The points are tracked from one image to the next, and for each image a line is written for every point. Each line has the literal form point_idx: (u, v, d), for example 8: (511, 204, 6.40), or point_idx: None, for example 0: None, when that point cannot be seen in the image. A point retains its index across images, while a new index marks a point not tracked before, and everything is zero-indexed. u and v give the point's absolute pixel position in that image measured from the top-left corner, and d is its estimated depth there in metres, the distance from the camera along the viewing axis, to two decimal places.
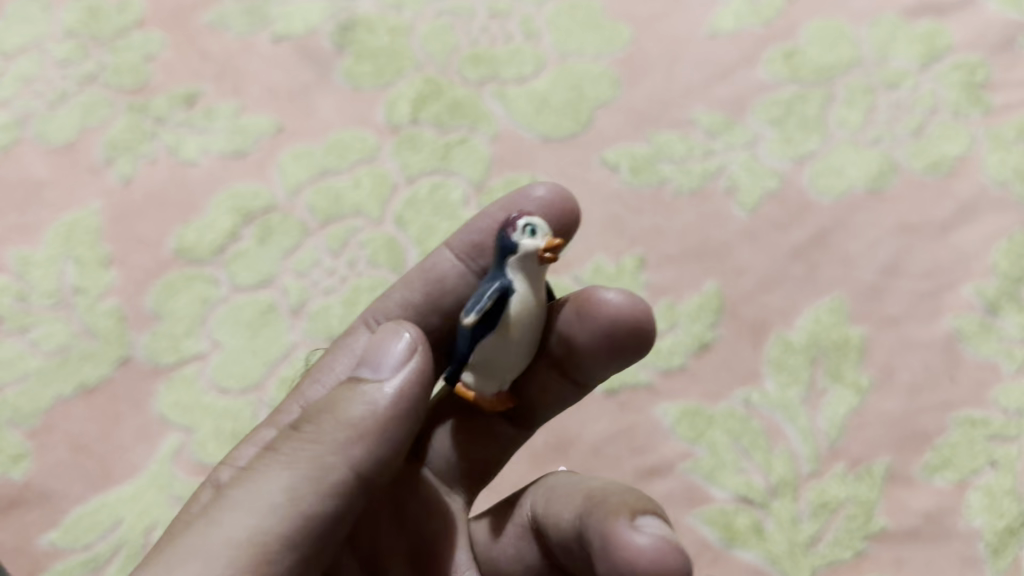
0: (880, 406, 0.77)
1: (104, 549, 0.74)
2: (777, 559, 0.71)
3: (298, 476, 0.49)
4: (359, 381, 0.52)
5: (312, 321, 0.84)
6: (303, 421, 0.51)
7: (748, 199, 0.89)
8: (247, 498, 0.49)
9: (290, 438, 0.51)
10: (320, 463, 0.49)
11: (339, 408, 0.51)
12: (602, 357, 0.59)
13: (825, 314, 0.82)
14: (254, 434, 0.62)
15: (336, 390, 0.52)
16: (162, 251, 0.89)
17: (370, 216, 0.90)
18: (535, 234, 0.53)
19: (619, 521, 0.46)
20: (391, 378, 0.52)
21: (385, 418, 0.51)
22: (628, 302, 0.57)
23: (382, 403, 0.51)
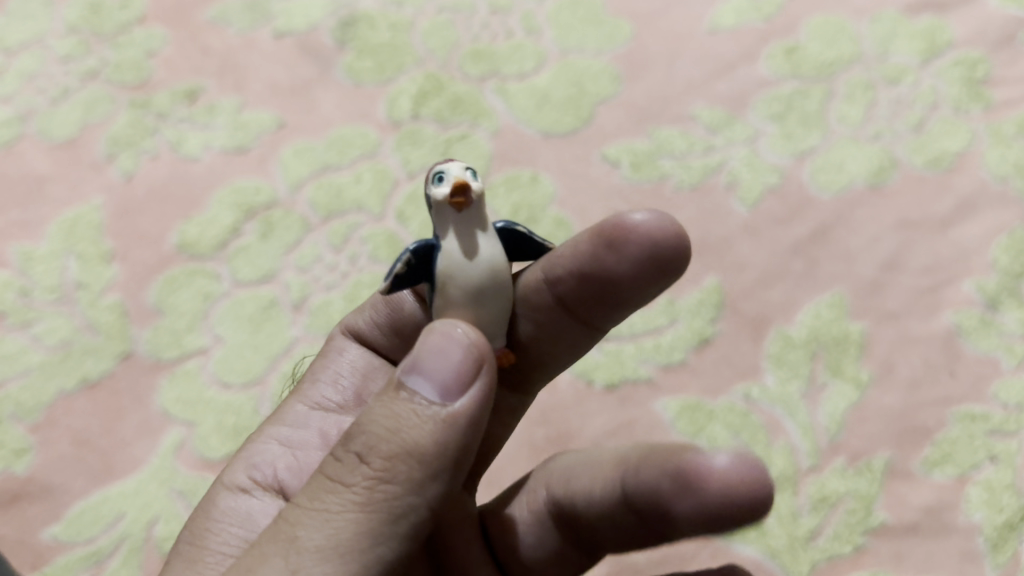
0: (880, 401, 0.77)
1: (107, 542, 0.74)
2: (777, 554, 0.71)
3: (347, 502, 0.42)
4: (407, 389, 0.43)
5: (313, 316, 0.84)
6: (349, 438, 0.44)
7: (749, 195, 0.89)
8: (292, 530, 0.43)
9: (338, 458, 0.44)
10: (370, 490, 0.42)
11: (387, 422, 0.43)
12: (641, 287, 0.57)
13: (825, 309, 0.82)
14: (261, 434, 0.66)
15: (384, 399, 0.44)
16: (164, 246, 0.90)
17: (371, 211, 0.90)
18: (442, 180, 0.51)
19: (683, 457, 0.46)
20: (444, 383, 0.43)
21: (442, 432, 0.42)
22: (659, 220, 0.55)
23: (437, 414, 0.43)
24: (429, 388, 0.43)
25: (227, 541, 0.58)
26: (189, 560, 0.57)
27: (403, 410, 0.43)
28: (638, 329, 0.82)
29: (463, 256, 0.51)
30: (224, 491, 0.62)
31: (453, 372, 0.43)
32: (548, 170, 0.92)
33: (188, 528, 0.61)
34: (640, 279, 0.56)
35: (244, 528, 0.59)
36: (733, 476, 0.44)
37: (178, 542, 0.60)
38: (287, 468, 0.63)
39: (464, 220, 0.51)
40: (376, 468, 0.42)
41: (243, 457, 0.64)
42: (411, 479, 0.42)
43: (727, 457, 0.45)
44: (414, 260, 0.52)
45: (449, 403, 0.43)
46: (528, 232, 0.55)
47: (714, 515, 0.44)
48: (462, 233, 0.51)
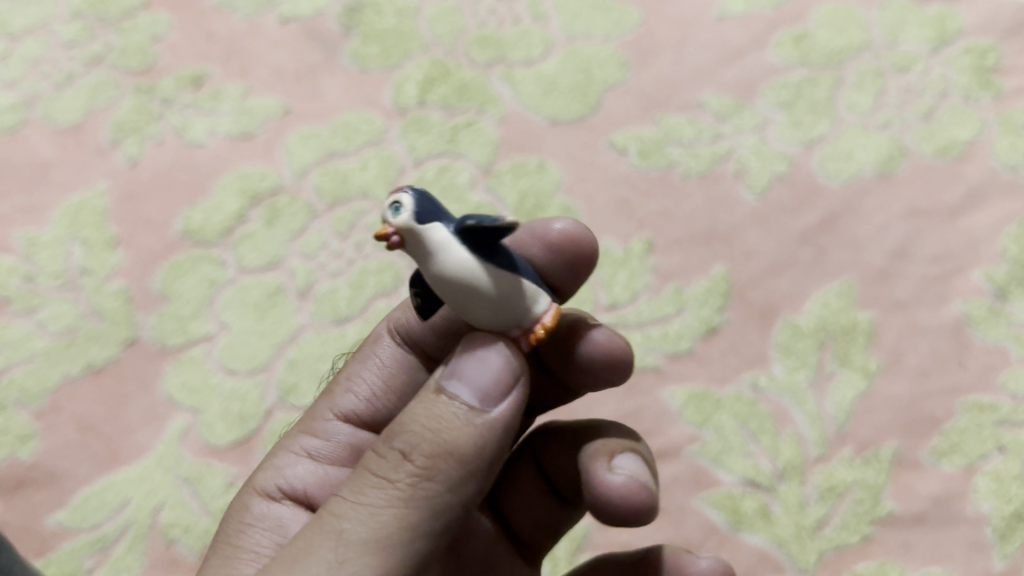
0: (888, 390, 0.77)
1: (112, 529, 0.74)
2: (784, 543, 0.71)
3: (390, 499, 0.42)
4: (447, 392, 0.45)
5: (318, 303, 0.84)
6: (388, 437, 0.44)
7: (758, 182, 0.88)
8: (334, 523, 0.42)
9: (379, 455, 0.44)
10: (412, 487, 0.42)
11: (428, 422, 0.43)
12: (593, 379, 0.59)
13: (833, 298, 0.82)
14: (292, 442, 0.64)
15: (423, 403, 0.45)
16: (169, 233, 0.89)
17: (377, 199, 0.89)
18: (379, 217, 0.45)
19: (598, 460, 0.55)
20: (483, 390, 0.45)
21: (481, 436, 0.43)
22: (611, 339, 0.58)
23: (477, 420, 0.44)
24: (469, 395, 0.44)
25: (261, 544, 0.58)
26: (224, 558, 0.57)
27: (444, 412, 0.44)
28: (645, 317, 0.82)
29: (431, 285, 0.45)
30: (253, 497, 0.61)
31: (492, 380, 0.45)
32: (554, 157, 0.92)
33: (221, 530, 0.60)
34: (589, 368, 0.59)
35: (278, 533, 0.59)
36: (618, 494, 0.53)
37: (213, 544, 0.59)
38: (315, 482, 0.62)
39: (409, 249, 0.44)
40: (419, 466, 0.42)
41: (274, 464, 0.63)
42: (451, 478, 0.43)
43: (623, 478, 0.54)
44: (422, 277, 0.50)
45: (488, 409, 0.44)
46: (477, 223, 0.43)
47: (600, 511, 0.54)
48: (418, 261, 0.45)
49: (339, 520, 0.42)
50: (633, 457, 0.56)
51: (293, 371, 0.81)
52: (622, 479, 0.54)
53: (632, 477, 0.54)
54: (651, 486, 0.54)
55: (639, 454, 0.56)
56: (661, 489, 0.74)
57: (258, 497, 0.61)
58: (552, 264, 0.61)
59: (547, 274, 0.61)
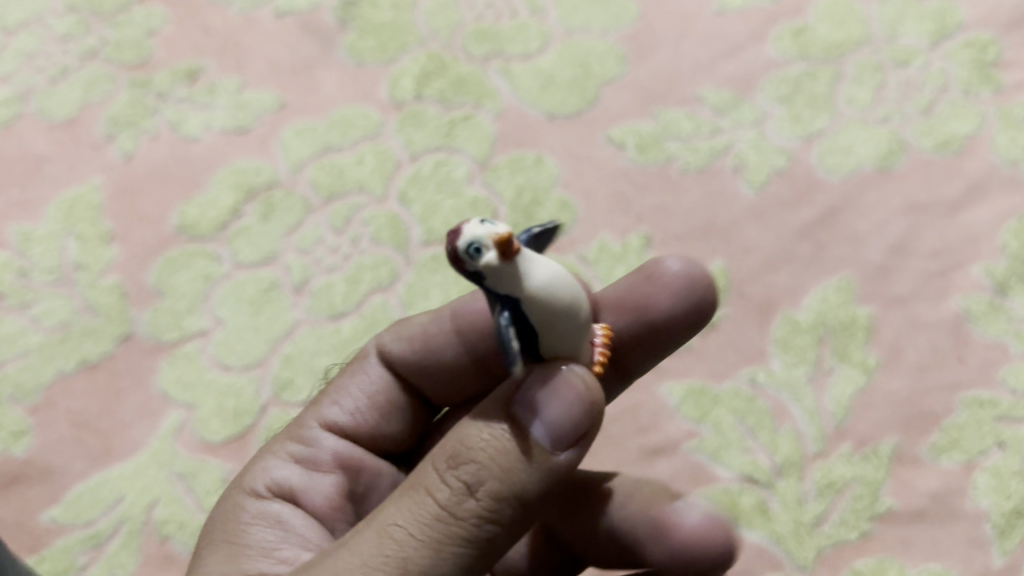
0: (887, 386, 0.77)
1: (106, 525, 0.73)
2: (782, 539, 0.71)
3: (454, 535, 0.43)
4: (517, 422, 0.44)
5: (314, 298, 0.83)
6: (455, 462, 0.44)
7: (756, 177, 0.88)
8: (393, 543, 0.43)
9: (445, 482, 0.44)
10: (476, 526, 0.43)
11: (498, 458, 0.44)
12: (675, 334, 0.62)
13: (832, 294, 0.81)
14: (277, 448, 0.63)
15: (492, 430, 0.44)
16: (164, 227, 0.89)
17: (374, 193, 0.89)
18: (480, 251, 0.43)
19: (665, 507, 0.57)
20: (556, 432, 0.44)
21: (545, 481, 0.44)
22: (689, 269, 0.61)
23: (547, 463, 0.44)
24: (541, 434, 0.44)
25: (266, 540, 0.56)
26: (231, 555, 0.55)
27: (515, 448, 0.44)
28: None
29: (545, 296, 0.44)
30: (247, 496, 0.60)
31: (568, 425, 0.44)
32: (551, 152, 0.91)
33: (213, 530, 0.58)
34: (668, 326, 0.61)
35: (281, 529, 0.58)
36: (698, 535, 0.55)
37: (208, 541, 0.57)
38: (304, 484, 0.61)
39: (517, 261, 0.44)
40: (484, 505, 0.43)
41: (261, 467, 0.62)
42: (511, 518, 0.44)
43: (699, 518, 0.56)
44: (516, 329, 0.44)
45: (557, 455, 0.44)
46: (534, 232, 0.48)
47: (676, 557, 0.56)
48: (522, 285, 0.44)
49: (400, 546, 0.43)
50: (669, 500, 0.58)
51: (289, 367, 0.80)
52: (698, 517, 0.56)
53: (708, 517, 0.56)
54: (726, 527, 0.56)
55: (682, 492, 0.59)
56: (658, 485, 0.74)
57: (251, 495, 0.60)
58: None
59: None
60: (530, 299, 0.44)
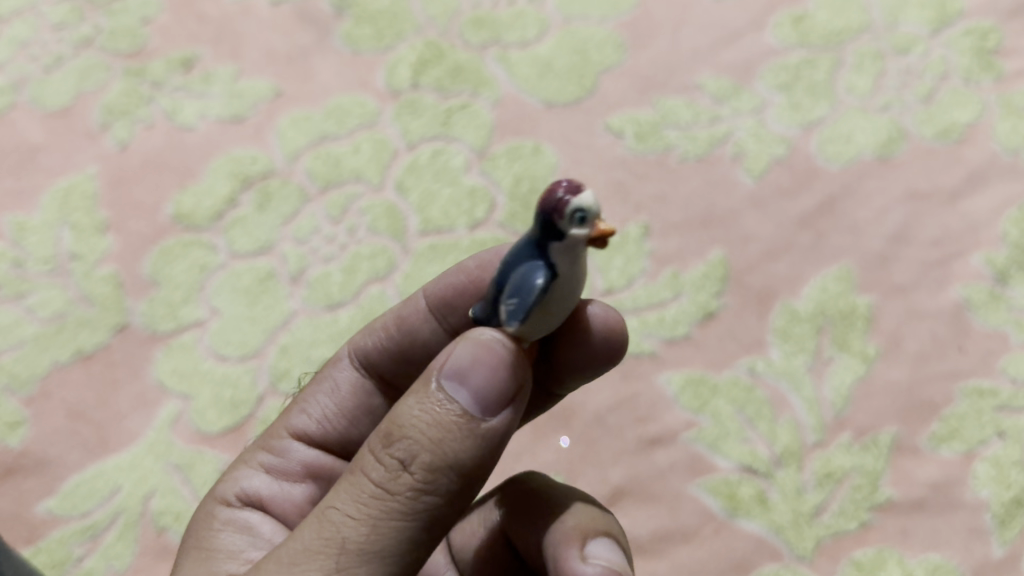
0: (887, 375, 0.76)
1: (102, 517, 0.73)
2: (781, 529, 0.71)
3: (389, 510, 0.43)
4: (444, 394, 0.44)
5: (311, 288, 0.83)
6: (387, 440, 0.44)
7: (755, 165, 0.87)
8: (335, 526, 0.43)
9: (377, 460, 0.44)
10: (412, 499, 0.43)
11: (427, 429, 0.43)
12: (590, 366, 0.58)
13: (831, 283, 0.81)
14: (248, 460, 0.64)
15: (417, 404, 0.44)
16: (160, 217, 0.88)
17: (371, 182, 0.88)
18: (584, 222, 0.44)
19: (571, 550, 0.53)
20: (483, 397, 0.44)
21: (479, 445, 0.44)
22: (606, 316, 0.57)
23: (476, 429, 0.44)
24: (469, 402, 0.44)
25: (234, 544, 0.57)
26: (200, 556, 0.55)
27: (443, 418, 0.43)
28: (641, 302, 0.81)
29: (574, 288, 0.47)
30: (217, 505, 0.60)
31: (493, 389, 0.44)
32: (549, 140, 0.90)
33: (187, 537, 0.59)
34: (571, 364, 0.58)
35: (248, 535, 0.58)
36: None
37: (183, 548, 0.58)
38: (273, 493, 0.61)
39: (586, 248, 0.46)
40: (418, 477, 0.43)
41: (233, 476, 0.63)
42: (448, 485, 0.43)
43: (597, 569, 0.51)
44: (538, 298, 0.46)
45: (487, 419, 0.44)
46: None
47: None
48: (579, 264, 0.46)
49: (337, 528, 0.43)
50: (607, 542, 0.53)
51: (286, 357, 0.80)
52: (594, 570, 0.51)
53: (607, 567, 0.51)
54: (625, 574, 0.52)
55: (615, 540, 0.54)
56: (657, 475, 0.74)
57: (221, 504, 0.60)
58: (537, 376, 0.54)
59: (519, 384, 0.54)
60: (569, 281, 0.46)
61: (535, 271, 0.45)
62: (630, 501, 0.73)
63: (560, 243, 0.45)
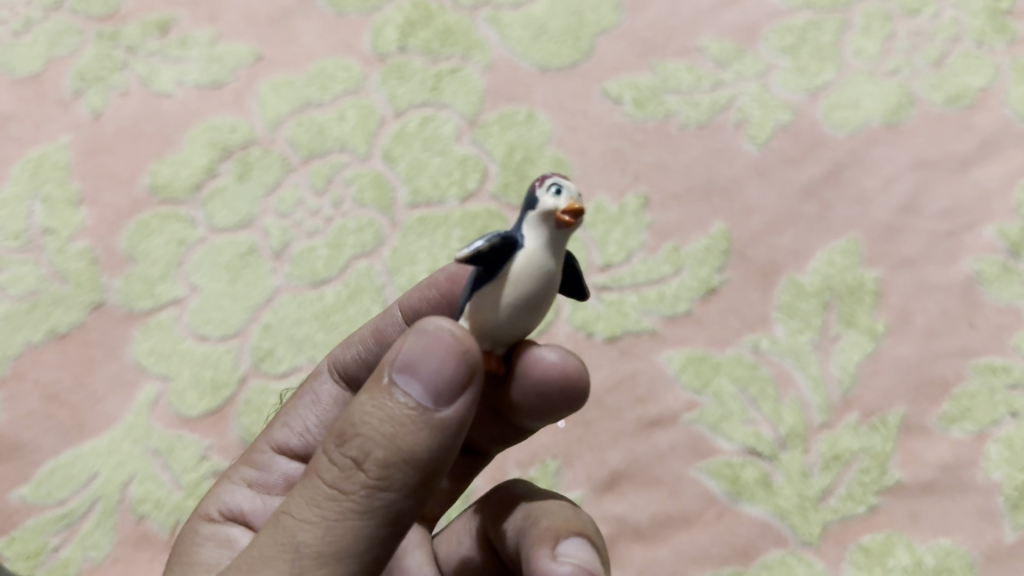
0: (895, 352, 0.74)
1: (79, 504, 0.70)
2: (786, 514, 0.68)
3: (344, 509, 0.40)
4: (397, 388, 0.41)
5: (295, 264, 0.79)
6: (341, 439, 0.41)
7: (759, 133, 0.83)
8: (291, 529, 0.40)
9: (331, 460, 0.41)
10: (368, 498, 0.40)
11: (381, 424, 0.40)
12: (549, 407, 0.54)
13: (838, 256, 0.78)
14: (232, 474, 0.61)
15: (370, 399, 0.41)
16: (136, 189, 0.84)
17: (356, 151, 0.84)
18: (560, 193, 0.44)
19: (543, 550, 0.49)
20: (436, 387, 0.41)
21: (436, 438, 0.40)
22: (562, 366, 0.51)
23: (431, 420, 0.40)
24: (421, 394, 0.41)
25: (213, 559, 0.54)
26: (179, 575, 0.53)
27: (395, 413, 0.40)
28: (641, 277, 0.77)
29: (539, 273, 0.43)
30: (199, 521, 0.58)
31: (447, 377, 0.41)
32: (544, 107, 0.86)
33: (173, 554, 0.57)
34: (531, 408, 0.53)
35: (229, 549, 0.55)
36: None
37: (168, 564, 0.56)
38: (258, 509, 0.59)
39: (564, 237, 0.44)
40: (374, 473, 0.40)
41: (216, 491, 0.60)
42: (407, 481, 0.40)
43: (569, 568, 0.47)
44: (497, 247, 0.43)
45: (443, 410, 0.41)
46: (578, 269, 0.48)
47: None
48: (553, 252, 0.44)
49: (291, 532, 0.40)
50: (580, 542, 0.49)
51: (270, 337, 0.76)
52: (567, 569, 0.47)
53: (579, 566, 0.47)
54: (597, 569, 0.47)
55: (590, 540, 0.50)
56: (657, 458, 0.71)
57: (203, 520, 0.58)
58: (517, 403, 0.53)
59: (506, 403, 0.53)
60: (532, 261, 0.43)
61: (515, 230, 0.44)
62: (628, 485, 0.70)
63: (531, 209, 0.44)
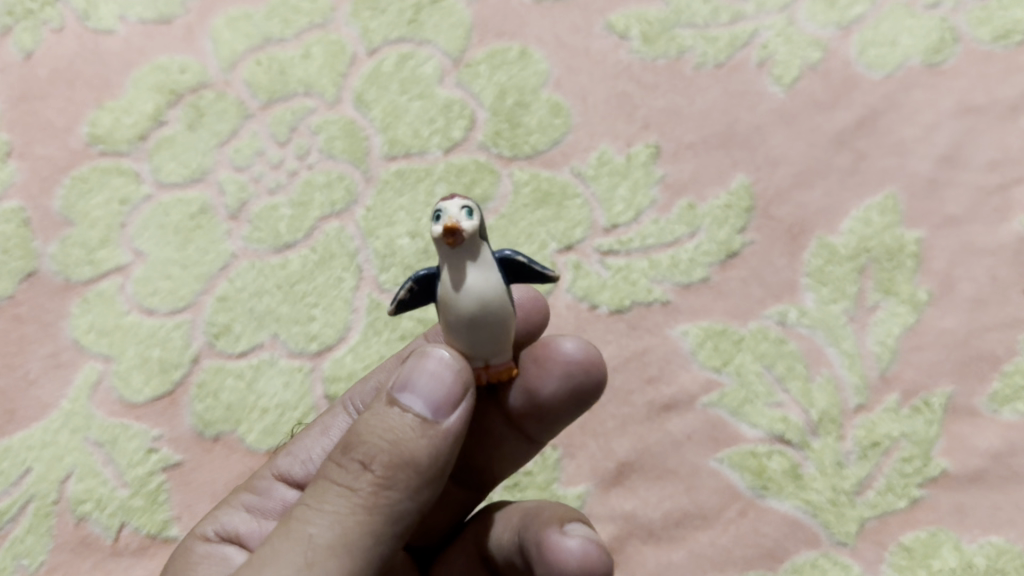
0: (939, 323, 0.64)
1: (10, 505, 0.61)
2: (818, 510, 0.60)
3: (353, 509, 0.38)
4: (397, 404, 0.40)
5: (254, 226, 0.69)
6: (345, 445, 0.40)
7: (785, 74, 0.74)
8: (298, 527, 0.38)
9: (338, 465, 0.39)
10: (375, 497, 0.38)
11: (385, 431, 0.39)
12: (571, 405, 0.52)
13: (875, 214, 0.68)
14: (233, 498, 0.55)
15: (371, 413, 0.40)
16: (72, 139, 0.73)
17: (323, 95, 0.74)
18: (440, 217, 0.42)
19: (548, 529, 0.46)
20: (437, 400, 0.40)
21: (439, 446, 0.39)
22: (587, 351, 0.51)
23: (434, 429, 0.39)
24: (421, 405, 0.40)
25: None
26: None
27: (398, 423, 0.39)
28: (651, 240, 0.68)
29: (453, 295, 0.42)
30: (195, 540, 0.52)
31: (445, 390, 0.40)
32: (539, 44, 0.76)
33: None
34: (554, 406, 0.51)
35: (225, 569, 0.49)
36: (574, 562, 0.43)
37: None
38: (256, 531, 0.52)
39: (469, 252, 0.41)
40: (381, 471, 0.38)
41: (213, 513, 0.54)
42: (413, 483, 0.39)
43: (579, 542, 0.44)
44: (418, 287, 0.43)
45: (443, 419, 0.40)
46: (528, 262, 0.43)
47: None
48: (458, 270, 0.42)
49: (300, 531, 0.38)
50: (583, 524, 0.46)
51: (227, 310, 0.66)
52: (577, 542, 0.44)
53: (588, 540, 0.44)
54: (606, 544, 0.45)
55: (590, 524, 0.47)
56: (671, 447, 0.62)
57: (198, 538, 0.52)
58: (547, 399, 0.51)
59: (537, 403, 0.51)
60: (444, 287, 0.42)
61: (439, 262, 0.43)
62: (638, 479, 0.62)
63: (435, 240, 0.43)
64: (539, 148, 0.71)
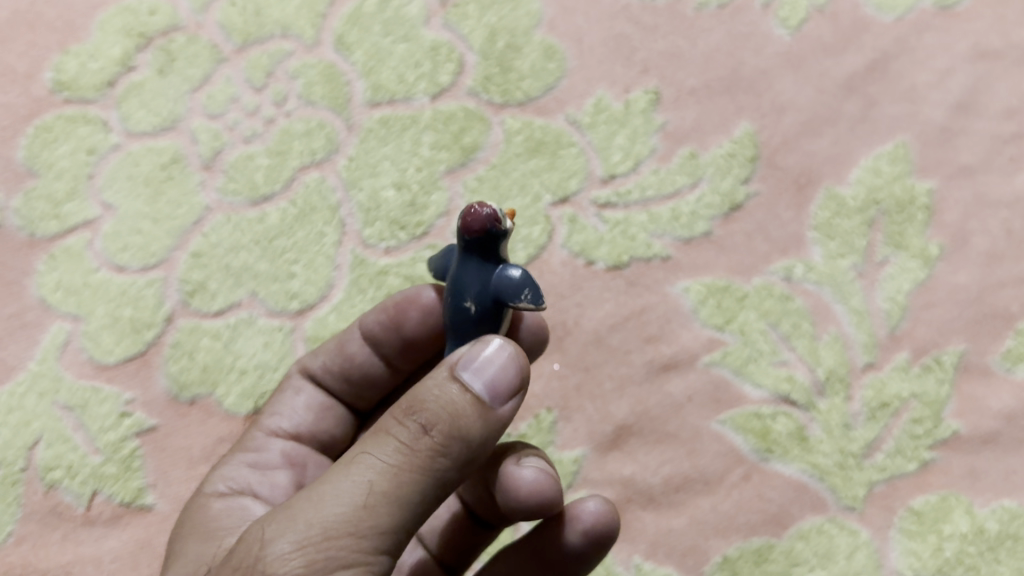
0: (951, 279, 0.61)
1: None
2: (825, 474, 0.57)
3: (409, 466, 0.36)
4: (457, 381, 0.38)
5: (229, 177, 0.65)
6: (406, 404, 0.37)
7: (791, 16, 0.70)
8: (355, 470, 0.36)
9: (398, 420, 0.37)
10: (430, 463, 0.36)
11: (449, 402, 0.37)
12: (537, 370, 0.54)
13: (885, 164, 0.65)
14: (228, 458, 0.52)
15: (430, 379, 0.38)
16: (35, 86, 0.69)
17: (301, 37, 0.70)
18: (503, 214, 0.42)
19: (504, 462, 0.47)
20: (497, 385, 0.38)
21: (493, 432, 0.38)
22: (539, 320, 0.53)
23: (492, 411, 0.38)
24: (480, 386, 0.38)
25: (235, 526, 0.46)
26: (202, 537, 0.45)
27: (459, 398, 0.37)
28: (651, 192, 0.64)
29: None
30: (207, 498, 0.49)
31: (507, 379, 0.38)
32: None
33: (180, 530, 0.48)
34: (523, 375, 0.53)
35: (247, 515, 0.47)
36: (527, 489, 0.46)
37: (176, 546, 0.46)
38: (266, 483, 0.51)
39: None
40: (441, 438, 0.36)
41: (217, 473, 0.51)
42: (464, 459, 0.37)
43: (533, 472, 0.46)
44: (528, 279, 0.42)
45: (500, 406, 0.38)
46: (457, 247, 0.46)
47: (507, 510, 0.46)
48: None
49: (355, 474, 0.36)
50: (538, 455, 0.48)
51: (202, 267, 0.63)
52: (531, 473, 0.46)
53: (542, 470, 0.46)
54: (559, 478, 0.47)
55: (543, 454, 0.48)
56: (671, 409, 0.59)
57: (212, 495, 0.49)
58: None
59: None
60: None
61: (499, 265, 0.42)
62: (636, 442, 0.59)
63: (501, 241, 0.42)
64: (531, 94, 0.68)
